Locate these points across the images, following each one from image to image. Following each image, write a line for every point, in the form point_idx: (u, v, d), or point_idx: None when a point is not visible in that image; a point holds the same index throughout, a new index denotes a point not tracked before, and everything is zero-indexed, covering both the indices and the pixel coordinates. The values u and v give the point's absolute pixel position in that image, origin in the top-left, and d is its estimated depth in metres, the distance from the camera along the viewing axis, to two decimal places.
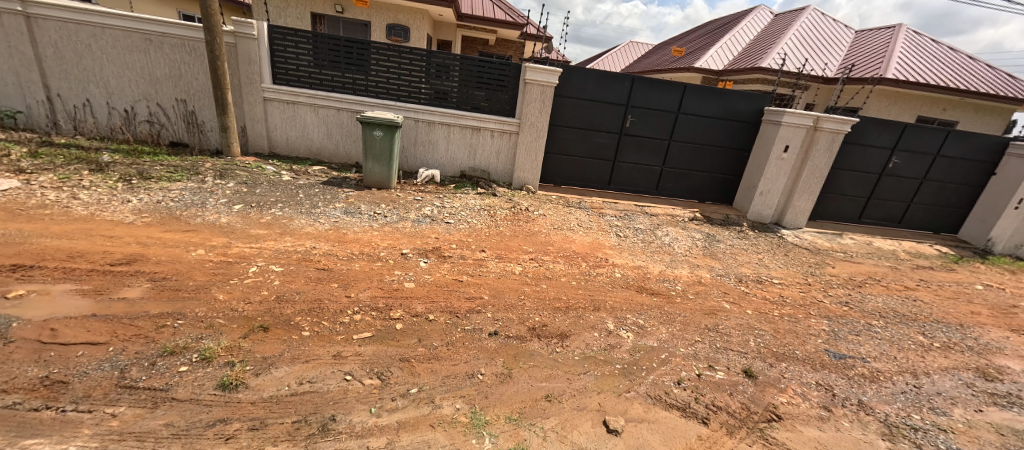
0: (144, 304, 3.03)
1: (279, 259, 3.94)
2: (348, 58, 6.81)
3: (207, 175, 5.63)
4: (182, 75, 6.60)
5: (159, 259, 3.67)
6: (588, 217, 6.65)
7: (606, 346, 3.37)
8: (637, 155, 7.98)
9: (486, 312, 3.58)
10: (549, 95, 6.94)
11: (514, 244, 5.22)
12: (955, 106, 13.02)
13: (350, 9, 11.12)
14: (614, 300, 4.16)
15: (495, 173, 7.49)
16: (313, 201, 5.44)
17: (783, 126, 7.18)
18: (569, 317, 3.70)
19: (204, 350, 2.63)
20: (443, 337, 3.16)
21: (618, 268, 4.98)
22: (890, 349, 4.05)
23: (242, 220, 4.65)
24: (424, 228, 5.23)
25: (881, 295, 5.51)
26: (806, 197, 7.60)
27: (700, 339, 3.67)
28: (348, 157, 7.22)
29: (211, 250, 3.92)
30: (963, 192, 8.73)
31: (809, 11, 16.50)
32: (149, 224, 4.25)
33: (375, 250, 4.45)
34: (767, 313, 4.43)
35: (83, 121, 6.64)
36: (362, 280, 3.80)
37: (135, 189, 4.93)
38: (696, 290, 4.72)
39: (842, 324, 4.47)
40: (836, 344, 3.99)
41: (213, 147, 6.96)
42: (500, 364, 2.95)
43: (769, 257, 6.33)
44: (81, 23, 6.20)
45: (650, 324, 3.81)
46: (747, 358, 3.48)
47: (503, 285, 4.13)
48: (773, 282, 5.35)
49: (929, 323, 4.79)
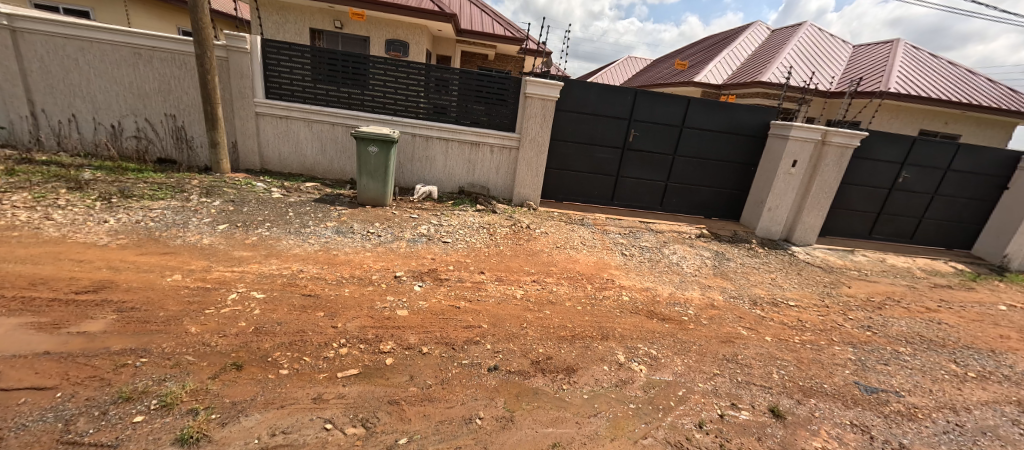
0: (104, 339, 2.73)
1: (262, 284, 3.65)
2: (343, 72, 6.61)
3: (193, 193, 5.37)
4: (173, 89, 6.40)
5: (131, 286, 3.37)
6: (591, 235, 6.36)
7: (617, 382, 3.06)
8: (640, 170, 7.75)
9: (485, 343, 3.28)
10: (550, 109, 6.72)
11: (515, 265, 4.93)
12: (958, 120, 12.93)
13: (348, 24, 11.08)
14: (623, 328, 3.85)
15: (495, 189, 7.24)
16: (303, 220, 5.17)
17: (791, 140, 6.97)
18: (575, 348, 3.39)
19: (165, 395, 2.33)
20: (437, 373, 2.86)
21: (625, 290, 4.69)
22: (923, 381, 3.74)
23: (226, 241, 4.37)
24: (419, 248, 4.95)
25: (904, 318, 5.21)
26: (816, 213, 7.38)
27: (719, 372, 3.36)
28: (342, 173, 6.97)
29: (189, 275, 3.63)
30: (975, 206, 8.49)
31: (807, 26, 16.51)
32: (125, 246, 3.96)
33: (367, 273, 4.17)
34: (787, 341, 4.12)
35: (67, 136, 6.38)
36: (351, 308, 3.49)
37: (113, 208, 4.66)
38: (710, 315, 4.42)
39: (868, 352, 4.16)
40: (866, 376, 3.68)
41: (203, 163, 6.71)
42: (501, 406, 2.65)
43: (782, 276, 6.04)
44: (69, 37, 6.02)
45: (663, 355, 3.50)
46: (772, 394, 3.16)
47: (503, 312, 3.82)
48: (790, 305, 5.03)
49: (959, 350, 4.48)
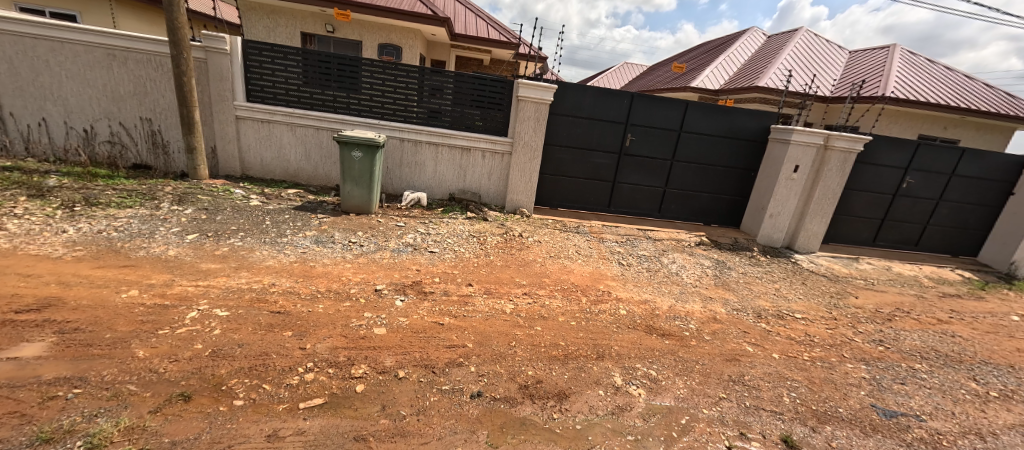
0: (37, 367, 2.42)
1: (227, 301, 3.34)
2: (328, 74, 6.34)
3: (164, 200, 5.07)
4: (148, 92, 6.13)
5: (79, 303, 3.05)
6: (587, 243, 6.10)
7: (614, 409, 2.77)
8: (637, 176, 7.50)
9: (469, 365, 2.98)
10: (544, 113, 6.46)
11: (505, 276, 4.64)
12: (957, 125, 12.81)
13: (340, 28, 10.88)
14: (620, 346, 3.56)
15: (486, 196, 6.97)
16: (281, 229, 4.88)
17: (793, 145, 6.74)
18: (568, 370, 3.10)
19: (93, 434, 2.04)
20: (413, 402, 2.56)
21: (622, 304, 4.40)
22: (943, 403, 3.47)
23: (193, 252, 4.07)
24: (404, 259, 4.66)
25: (915, 330, 4.94)
26: (818, 219, 7.14)
27: (725, 396, 3.07)
28: (328, 179, 6.70)
29: (147, 291, 3.32)
30: (981, 212, 8.27)
31: (803, 32, 16.44)
32: (81, 258, 3.66)
33: (345, 286, 3.87)
34: (796, 358, 3.84)
35: (36, 141, 6.08)
36: (323, 327, 3.19)
37: (75, 217, 4.36)
38: (713, 330, 4.14)
39: (882, 370, 3.89)
40: (883, 398, 3.40)
41: (180, 170, 6.43)
42: (483, 440, 2.36)
43: (787, 286, 5.77)
44: (40, 37, 5.74)
45: (664, 376, 3.22)
46: (784, 422, 2.90)
47: (491, 329, 3.52)
48: (796, 318, 4.76)
49: (977, 366, 4.22)
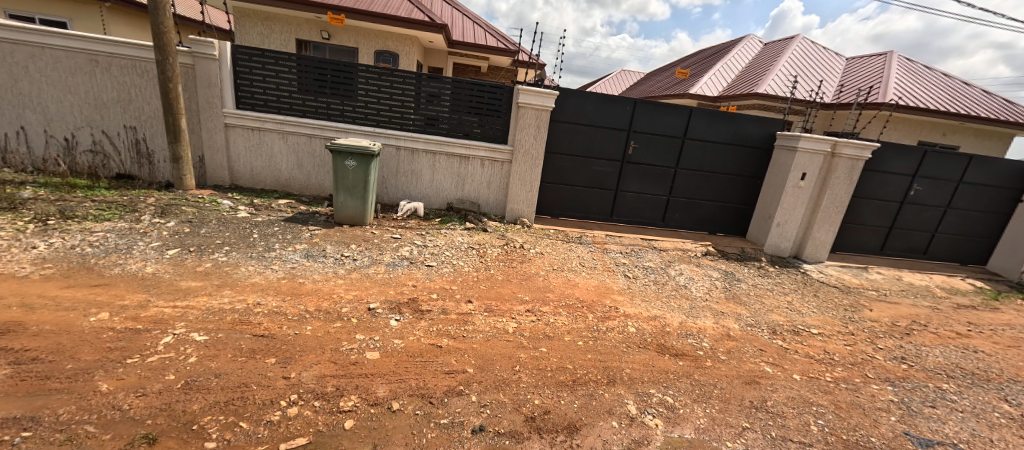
0: None
1: (206, 324, 3.07)
2: (320, 81, 6.12)
3: (146, 213, 4.81)
4: (133, 99, 5.89)
5: (42, 329, 2.78)
6: (591, 255, 5.86)
7: (630, 444, 2.51)
8: (640, 184, 7.29)
9: (469, 394, 2.72)
10: (545, 120, 6.25)
11: (507, 291, 4.39)
12: (957, 131, 12.72)
13: (336, 35, 10.69)
14: (631, 368, 3.31)
15: (485, 205, 6.73)
16: (269, 242, 4.63)
17: (800, 152, 6.56)
18: (577, 397, 2.85)
19: None
20: (408, 439, 2.30)
21: (631, 320, 4.15)
22: (979, 428, 3.22)
23: (173, 269, 3.80)
24: (400, 274, 4.40)
25: (936, 346, 4.71)
26: (827, 228, 6.94)
27: (749, 426, 2.82)
28: (321, 188, 6.46)
29: (118, 314, 3.05)
30: (988, 220, 8.10)
31: (800, 39, 16.42)
32: (49, 277, 3.39)
33: (336, 305, 3.60)
34: (818, 379, 3.60)
35: (13, 151, 5.81)
36: (310, 352, 2.92)
37: (48, 231, 4.09)
38: (727, 348, 3.90)
39: (910, 391, 3.65)
40: (916, 424, 3.15)
41: (164, 180, 6.18)
42: None
43: (799, 299, 5.53)
44: (19, 43, 5.49)
45: (681, 403, 2.97)
46: None
47: (492, 351, 3.27)
48: (813, 334, 4.53)
49: (1007, 385, 3.98)
